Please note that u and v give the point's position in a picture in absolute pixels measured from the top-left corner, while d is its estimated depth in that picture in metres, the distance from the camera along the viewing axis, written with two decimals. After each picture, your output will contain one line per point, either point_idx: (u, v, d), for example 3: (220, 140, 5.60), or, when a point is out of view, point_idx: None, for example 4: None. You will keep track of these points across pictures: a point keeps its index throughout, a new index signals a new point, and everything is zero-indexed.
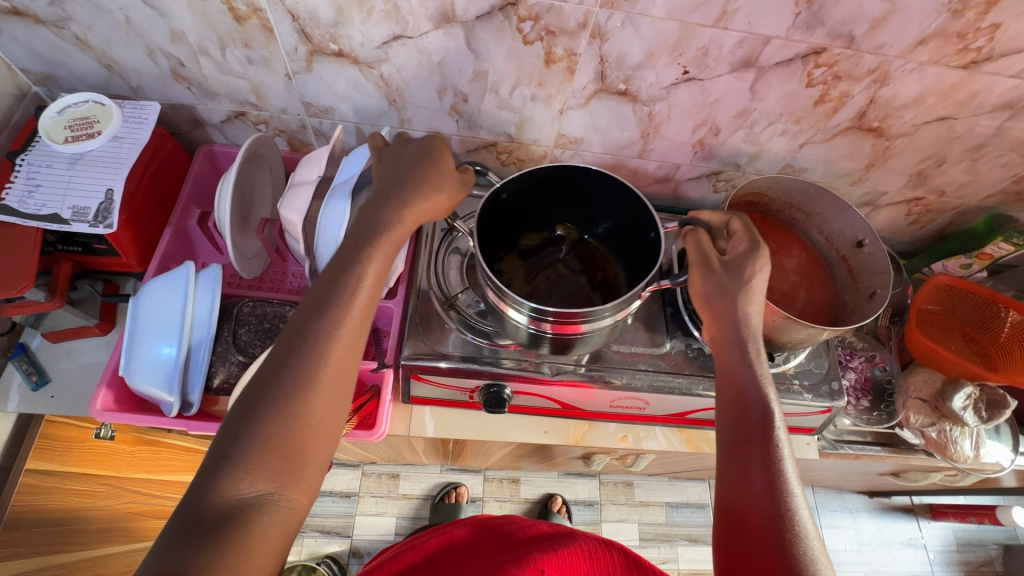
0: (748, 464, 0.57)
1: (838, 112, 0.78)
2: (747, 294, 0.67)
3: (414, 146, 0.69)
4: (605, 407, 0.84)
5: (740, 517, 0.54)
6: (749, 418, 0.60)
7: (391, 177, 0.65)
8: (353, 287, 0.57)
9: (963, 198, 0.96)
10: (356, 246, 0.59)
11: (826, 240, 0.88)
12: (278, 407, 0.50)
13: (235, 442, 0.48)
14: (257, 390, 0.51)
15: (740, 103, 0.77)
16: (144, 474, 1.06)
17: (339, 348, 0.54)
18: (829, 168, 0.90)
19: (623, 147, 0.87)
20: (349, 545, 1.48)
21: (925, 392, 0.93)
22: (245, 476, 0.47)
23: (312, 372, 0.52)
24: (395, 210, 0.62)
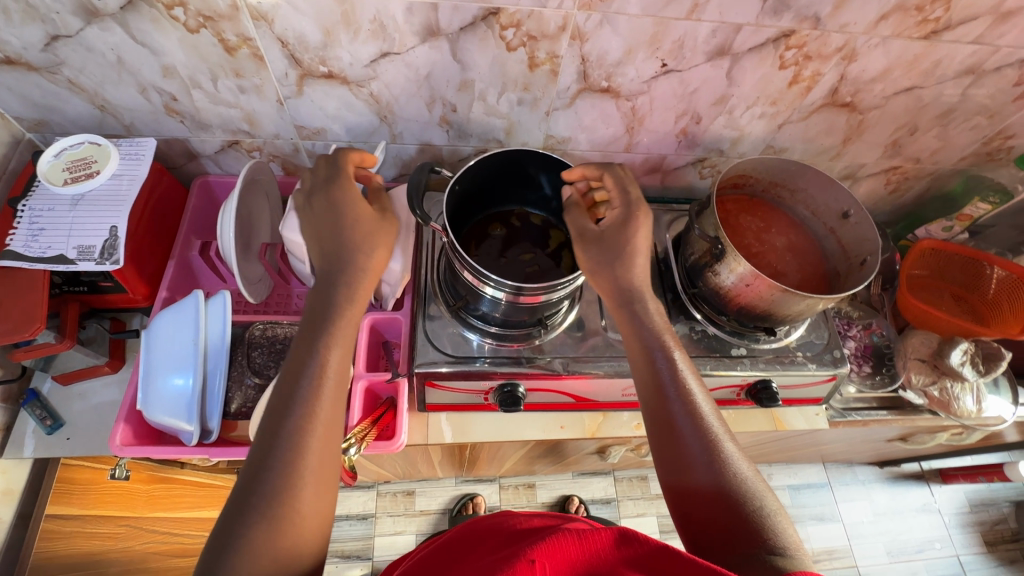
0: (682, 450, 0.58)
1: (812, 91, 0.81)
2: (631, 257, 0.69)
3: (323, 200, 0.65)
4: (617, 396, 0.85)
5: (687, 490, 0.56)
6: (667, 390, 0.62)
7: (335, 249, 0.62)
8: (316, 383, 0.54)
9: (938, 163, 1.00)
10: (310, 340, 0.57)
11: (813, 215, 0.91)
12: (261, 513, 0.46)
13: (221, 559, 0.44)
14: (236, 503, 0.47)
15: (718, 90, 0.80)
16: (161, 513, 1.05)
17: (316, 438, 0.51)
18: (808, 146, 0.94)
19: (609, 142, 0.90)
20: (372, 568, 1.47)
21: (923, 352, 0.96)
22: (241, 561, 0.44)
23: (291, 469, 0.49)
24: (345, 290, 0.60)
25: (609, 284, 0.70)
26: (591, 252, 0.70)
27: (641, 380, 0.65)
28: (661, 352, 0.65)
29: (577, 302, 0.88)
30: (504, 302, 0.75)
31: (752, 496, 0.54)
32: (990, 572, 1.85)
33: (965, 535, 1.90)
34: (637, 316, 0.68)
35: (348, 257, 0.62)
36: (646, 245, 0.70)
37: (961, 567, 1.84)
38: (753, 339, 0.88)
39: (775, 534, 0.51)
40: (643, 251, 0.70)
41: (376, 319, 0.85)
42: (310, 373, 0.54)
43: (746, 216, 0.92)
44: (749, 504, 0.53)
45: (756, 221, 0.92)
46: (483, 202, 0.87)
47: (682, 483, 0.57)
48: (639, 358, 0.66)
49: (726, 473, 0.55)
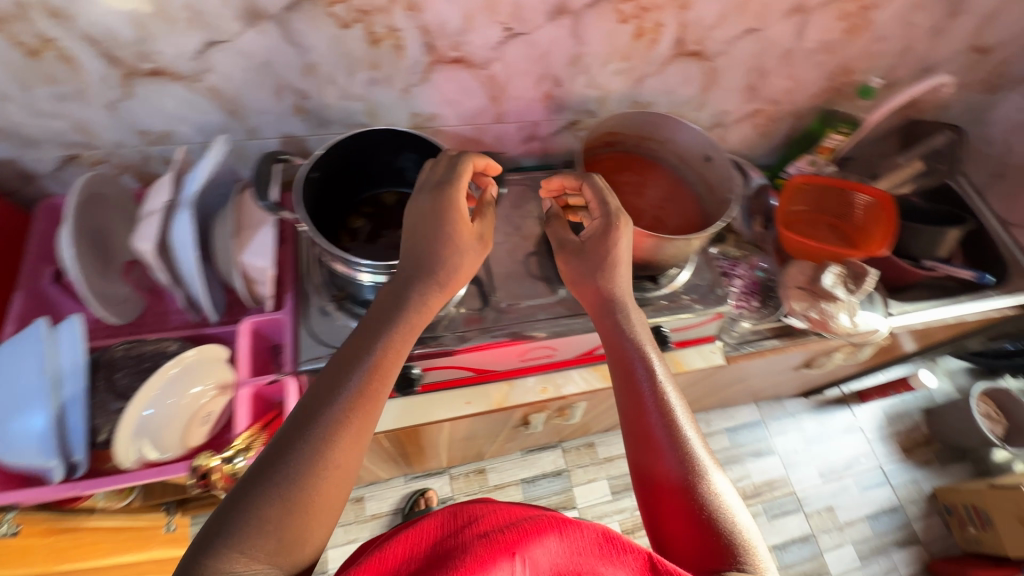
0: (657, 437, 0.62)
1: (658, 42, 0.84)
2: (613, 267, 0.72)
3: (428, 202, 0.63)
4: (517, 362, 0.87)
5: (661, 488, 0.60)
6: (641, 381, 0.66)
7: (413, 243, 0.63)
8: (361, 378, 0.56)
9: (795, 102, 1.06)
10: (368, 337, 0.58)
11: (682, 162, 0.94)
12: (280, 491, 0.48)
13: (228, 525, 0.47)
14: (259, 468, 0.50)
15: (570, 50, 0.81)
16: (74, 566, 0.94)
17: (353, 432, 0.53)
18: (672, 98, 0.97)
19: (478, 114, 0.90)
20: None
21: (802, 280, 1.03)
22: (256, 533, 0.47)
23: (317, 456, 0.50)
24: (417, 295, 0.62)
25: (592, 292, 0.73)
26: (577, 262, 0.73)
27: (620, 378, 0.68)
28: (636, 353, 0.68)
29: (466, 276, 0.87)
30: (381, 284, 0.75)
31: (715, 497, 0.58)
32: (910, 477, 2.02)
33: (887, 447, 2.07)
34: (616, 319, 0.71)
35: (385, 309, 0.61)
36: (627, 253, 0.72)
37: (885, 477, 2.01)
38: (641, 290, 0.89)
39: (727, 538, 0.56)
40: (625, 262, 0.73)
41: (256, 322, 0.80)
42: (360, 369, 0.56)
43: (623, 172, 0.95)
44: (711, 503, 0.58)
45: (632, 175, 0.95)
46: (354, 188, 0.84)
47: (656, 482, 0.61)
48: (612, 341, 0.70)
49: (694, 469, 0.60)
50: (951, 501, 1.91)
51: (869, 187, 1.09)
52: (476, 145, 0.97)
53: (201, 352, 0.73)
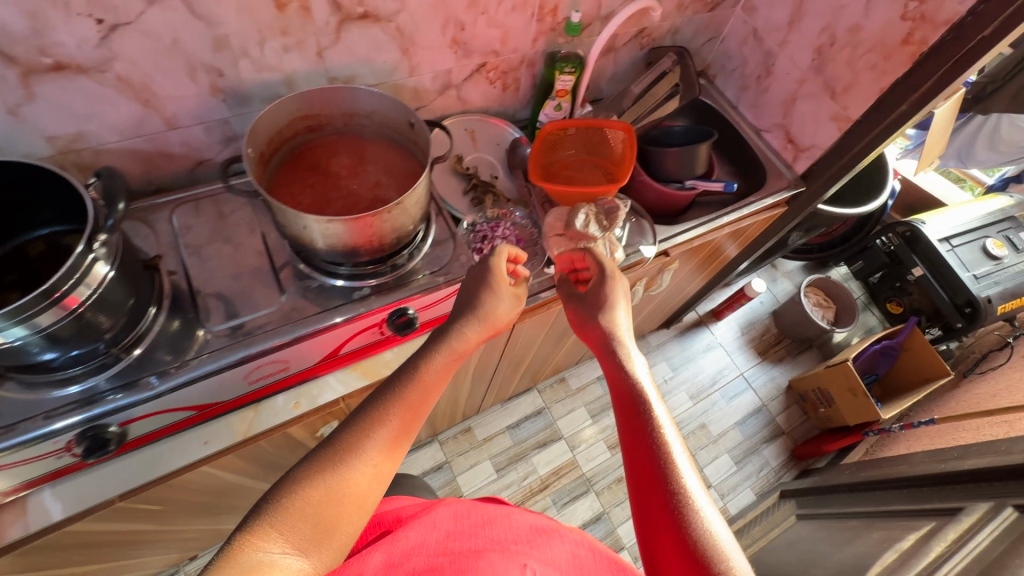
0: (637, 413, 0.70)
1: (311, 10, 0.76)
2: (603, 308, 0.81)
3: (480, 267, 0.80)
4: (243, 386, 0.79)
5: (647, 479, 0.65)
6: (626, 371, 0.75)
7: (459, 303, 0.77)
8: (407, 383, 0.67)
9: (517, 50, 1.04)
10: (410, 362, 0.70)
11: (392, 130, 0.88)
12: (326, 471, 0.56)
13: (286, 498, 0.53)
14: (314, 454, 0.58)
15: (206, 35, 0.72)
16: None
17: (379, 444, 0.61)
18: (373, 67, 0.91)
19: (138, 124, 0.79)
20: None
21: (559, 227, 1.01)
22: (288, 512, 0.52)
23: (358, 451, 0.59)
24: (435, 344, 0.71)
25: (590, 329, 0.81)
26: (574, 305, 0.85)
27: (618, 403, 0.73)
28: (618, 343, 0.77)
29: (163, 304, 0.78)
30: (30, 343, 0.61)
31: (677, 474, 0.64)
32: (768, 376, 2.18)
33: (746, 355, 2.22)
34: (614, 353, 0.77)
35: (466, 304, 0.75)
36: (623, 298, 0.83)
37: (747, 383, 2.15)
38: (373, 276, 0.86)
39: (698, 527, 0.60)
40: (623, 304, 0.83)
41: None
42: (406, 378, 0.67)
43: (336, 155, 0.88)
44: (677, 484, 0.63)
45: (349, 157, 0.88)
46: None
47: (642, 471, 0.65)
48: (597, 346, 0.80)
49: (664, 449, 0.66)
50: (802, 389, 2.08)
51: (614, 121, 1.11)
52: (165, 158, 0.86)
53: None
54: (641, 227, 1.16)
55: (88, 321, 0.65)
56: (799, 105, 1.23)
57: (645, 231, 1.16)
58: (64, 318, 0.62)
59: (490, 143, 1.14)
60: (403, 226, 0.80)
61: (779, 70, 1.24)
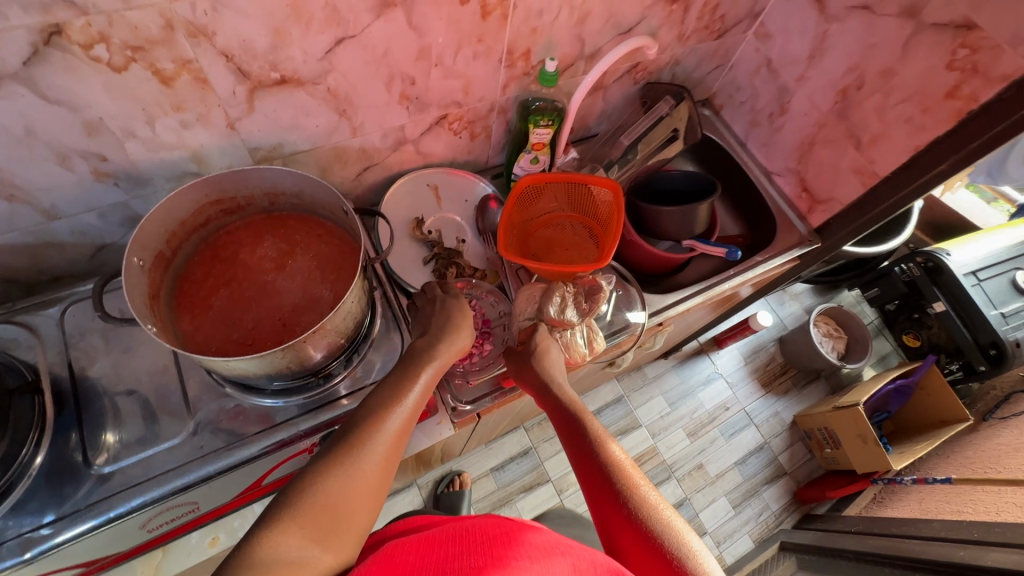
0: (585, 444, 0.71)
1: (209, 80, 0.61)
2: (539, 355, 0.81)
3: (435, 303, 0.76)
4: (144, 535, 0.70)
5: (599, 491, 0.66)
6: (564, 412, 0.75)
7: (424, 325, 0.74)
8: (405, 383, 0.64)
9: (484, 98, 0.88)
10: (410, 357, 0.67)
11: (321, 208, 0.74)
12: (335, 465, 0.54)
13: (296, 497, 0.51)
14: (321, 451, 0.56)
15: (71, 120, 0.58)
16: None
17: (385, 443, 0.58)
18: (304, 132, 0.75)
19: (6, 218, 0.64)
20: None
21: (531, 311, 0.87)
22: (301, 510, 0.50)
23: (363, 446, 0.56)
24: (434, 339, 0.70)
25: (528, 377, 0.80)
26: (512, 361, 0.83)
27: (567, 436, 0.74)
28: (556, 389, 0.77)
29: (43, 435, 0.65)
30: None
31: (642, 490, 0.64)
32: (772, 411, 2.04)
33: (749, 387, 2.07)
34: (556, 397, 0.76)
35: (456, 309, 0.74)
36: (555, 362, 0.82)
37: (749, 418, 2.02)
38: (302, 390, 0.73)
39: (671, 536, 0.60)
40: (558, 373, 0.81)
41: None
42: (404, 377, 0.65)
43: (253, 249, 0.74)
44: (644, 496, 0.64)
45: (276, 243, 0.74)
46: None
47: (600, 489, 0.66)
48: (537, 395, 0.79)
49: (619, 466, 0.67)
50: (808, 426, 1.95)
51: (598, 178, 0.95)
52: (53, 248, 0.72)
53: None
54: (629, 296, 1.00)
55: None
56: (816, 151, 1.06)
57: (633, 300, 1.00)
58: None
59: (457, 201, 0.99)
60: (330, 343, 0.66)
61: (795, 109, 1.07)
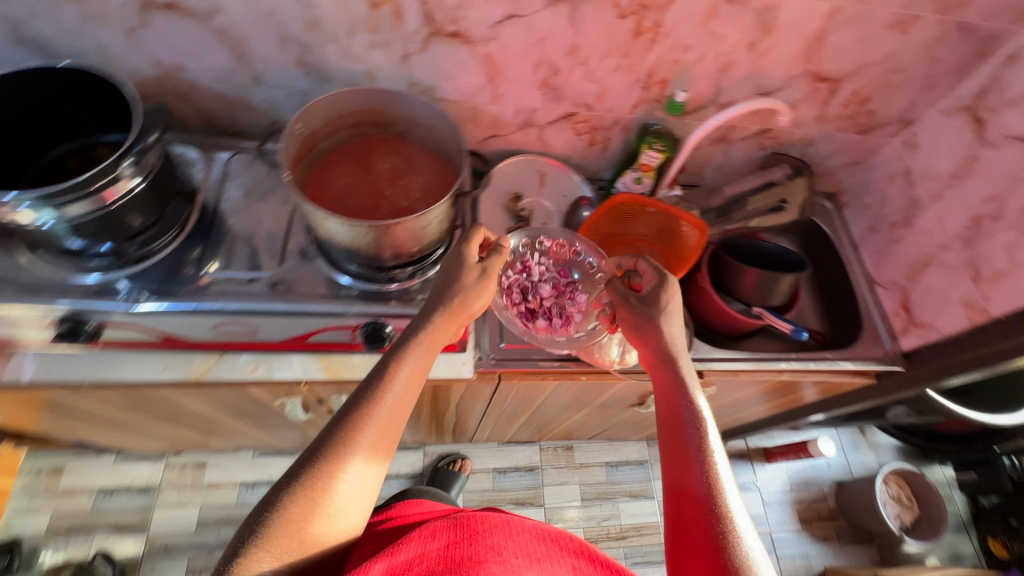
0: (684, 434, 0.69)
1: (404, 16, 0.77)
2: (667, 318, 0.79)
3: (452, 259, 0.77)
4: (209, 332, 0.82)
5: (687, 484, 0.65)
6: (681, 394, 0.73)
7: (440, 282, 0.76)
8: (386, 382, 0.68)
9: (613, 110, 0.97)
10: (395, 352, 0.71)
11: (445, 147, 0.87)
12: (306, 483, 0.58)
13: (270, 516, 0.57)
14: (301, 463, 0.61)
15: (300, 13, 0.76)
16: None
17: (363, 444, 0.63)
18: (455, 85, 0.90)
19: (230, 73, 0.85)
20: (145, 540, 1.55)
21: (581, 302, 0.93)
22: (273, 529, 0.56)
23: (337, 457, 0.61)
24: (423, 326, 0.73)
25: (652, 340, 0.78)
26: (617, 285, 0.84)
27: (667, 415, 0.73)
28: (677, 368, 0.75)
29: (182, 233, 0.86)
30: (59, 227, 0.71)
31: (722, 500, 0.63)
32: (801, 550, 1.84)
33: (784, 514, 1.88)
34: (671, 372, 0.75)
35: (440, 306, 0.74)
36: (679, 318, 0.80)
37: (771, 545, 1.83)
38: (368, 279, 0.86)
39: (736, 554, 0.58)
40: (677, 317, 0.80)
41: None
42: (384, 377, 0.68)
43: (379, 158, 0.88)
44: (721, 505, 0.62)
45: (398, 161, 0.88)
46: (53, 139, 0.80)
47: (682, 477, 0.66)
48: (655, 355, 0.78)
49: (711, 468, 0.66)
50: None
51: (691, 216, 0.99)
52: (247, 109, 0.93)
53: None
54: None
55: (112, 219, 0.75)
56: (929, 273, 1.01)
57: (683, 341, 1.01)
58: (95, 209, 0.71)
59: (556, 193, 1.09)
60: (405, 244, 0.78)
61: (920, 225, 1.03)
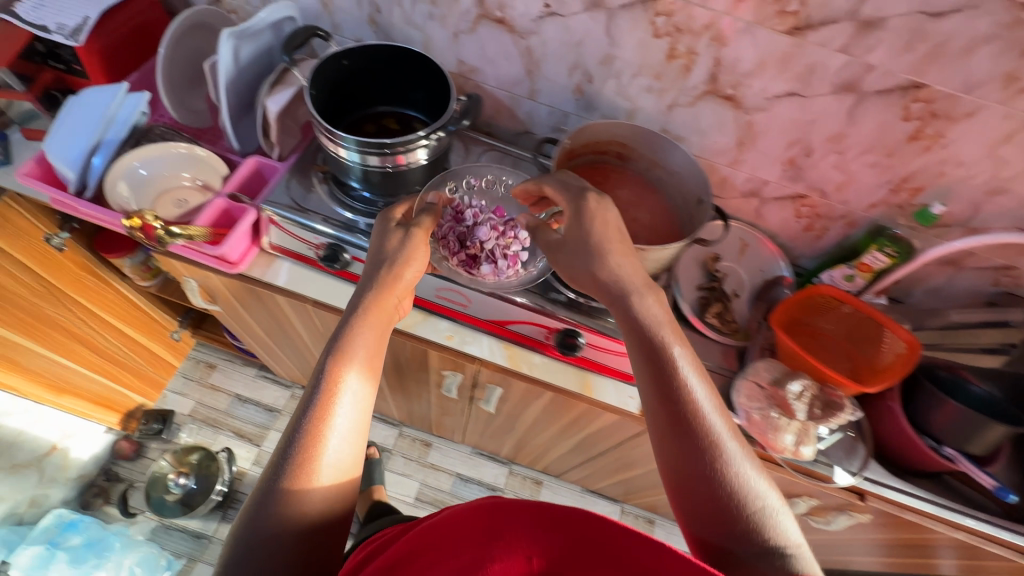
0: (677, 422, 0.61)
1: (692, 71, 0.84)
2: (600, 254, 0.70)
3: (391, 239, 0.75)
4: (430, 293, 0.90)
5: (682, 453, 0.60)
6: (664, 371, 0.63)
7: (374, 262, 0.74)
8: (350, 348, 0.65)
9: (847, 203, 0.96)
10: (348, 322, 0.68)
11: (681, 195, 0.92)
12: (290, 477, 0.54)
13: (259, 529, 0.52)
14: (274, 469, 0.55)
15: (603, 48, 0.86)
16: (58, 285, 1.21)
17: (343, 416, 0.60)
18: (703, 141, 0.95)
19: (514, 83, 0.98)
20: (255, 455, 1.68)
21: (765, 379, 0.92)
22: (275, 532, 0.52)
23: (312, 437, 0.57)
24: (375, 291, 0.71)
25: (591, 282, 0.70)
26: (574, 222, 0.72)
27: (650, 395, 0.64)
28: (661, 348, 0.64)
29: None
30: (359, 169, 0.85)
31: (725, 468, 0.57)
32: None
33: None
34: (644, 333, 0.66)
35: (369, 289, 0.71)
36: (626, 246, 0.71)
37: None
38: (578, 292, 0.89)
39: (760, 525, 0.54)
40: (620, 246, 0.71)
41: (261, 163, 0.95)
42: (347, 342, 0.66)
43: (614, 188, 0.96)
44: (727, 473, 0.57)
45: (629, 194, 0.95)
46: (366, 101, 0.97)
47: (672, 442, 0.60)
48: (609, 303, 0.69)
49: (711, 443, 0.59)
50: None
51: (902, 330, 0.94)
52: (508, 115, 1.05)
53: (207, 156, 0.91)
54: (858, 450, 0.94)
55: (397, 176, 0.87)
56: None
57: (860, 458, 0.94)
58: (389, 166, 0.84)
59: (754, 265, 1.08)
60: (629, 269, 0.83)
61: None
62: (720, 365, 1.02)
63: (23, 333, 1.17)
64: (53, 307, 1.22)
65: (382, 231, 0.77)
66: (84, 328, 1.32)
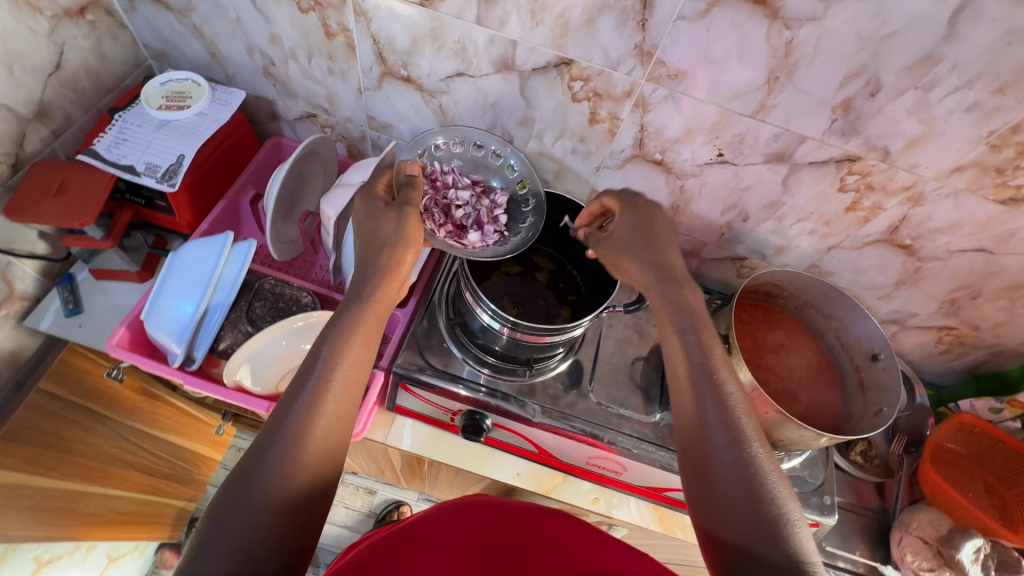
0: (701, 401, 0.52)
1: (871, 222, 0.77)
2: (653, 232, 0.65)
3: (379, 205, 0.66)
4: (581, 461, 0.84)
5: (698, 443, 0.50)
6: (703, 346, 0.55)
7: (371, 231, 0.64)
8: (349, 332, 0.55)
9: (1000, 338, 0.91)
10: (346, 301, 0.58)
11: (843, 342, 0.86)
12: (270, 469, 0.44)
13: (214, 530, 0.41)
14: (251, 458, 0.45)
15: (771, 195, 0.79)
16: (115, 418, 1.07)
17: (331, 405, 0.49)
18: (858, 277, 0.89)
19: None
20: None
21: (929, 533, 0.86)
22: (228, 536, 0.41)
23: (303, 428, 0.47)
24: (383, 260, 0.61)
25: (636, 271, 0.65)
26: (625, 210, 0.68)
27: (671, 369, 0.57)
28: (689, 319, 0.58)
29: (571, 354, 0.87)
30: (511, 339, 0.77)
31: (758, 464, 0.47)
32: None
33: None
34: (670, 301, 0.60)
35: (370, 276, 0.60)
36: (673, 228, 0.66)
37: None
38: None
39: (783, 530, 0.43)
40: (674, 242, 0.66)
41: None
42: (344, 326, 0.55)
43: (764, 329, 0.88)
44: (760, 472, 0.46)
45: (781, 336, 0.88)
46: None
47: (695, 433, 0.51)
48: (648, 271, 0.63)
49: (734, 431, 0.49)
50: None
51: None
52: None
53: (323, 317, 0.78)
54: None
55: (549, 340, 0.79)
56: None
57: None
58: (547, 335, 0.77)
59: None
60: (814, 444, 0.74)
61: None
62: (852, 501, 0.95)
63: (77, 480, 1.02)
64: (110, 441, 1.07)
65: (375, 198, 0.66)
66: (143, 454, 1.19)
